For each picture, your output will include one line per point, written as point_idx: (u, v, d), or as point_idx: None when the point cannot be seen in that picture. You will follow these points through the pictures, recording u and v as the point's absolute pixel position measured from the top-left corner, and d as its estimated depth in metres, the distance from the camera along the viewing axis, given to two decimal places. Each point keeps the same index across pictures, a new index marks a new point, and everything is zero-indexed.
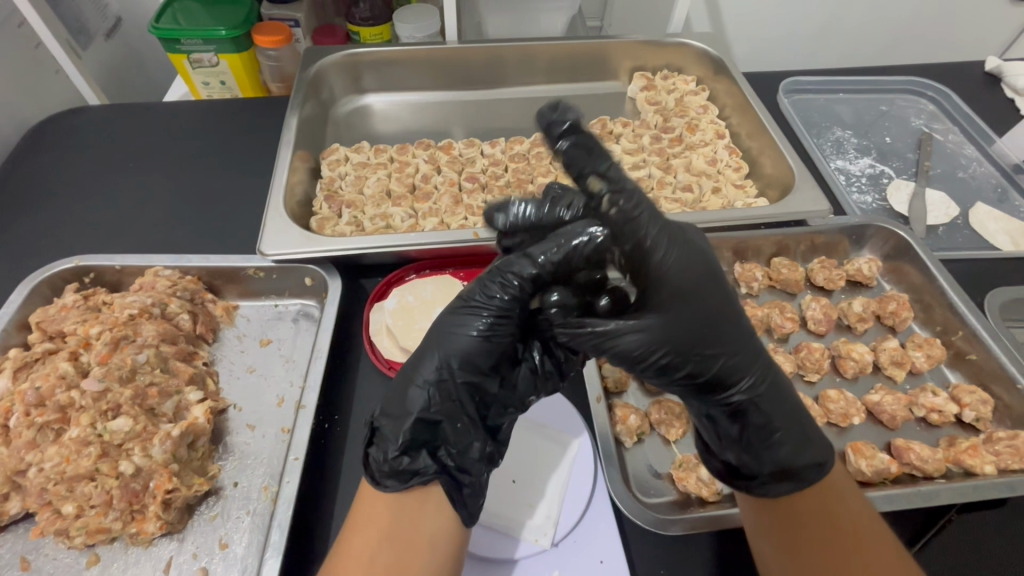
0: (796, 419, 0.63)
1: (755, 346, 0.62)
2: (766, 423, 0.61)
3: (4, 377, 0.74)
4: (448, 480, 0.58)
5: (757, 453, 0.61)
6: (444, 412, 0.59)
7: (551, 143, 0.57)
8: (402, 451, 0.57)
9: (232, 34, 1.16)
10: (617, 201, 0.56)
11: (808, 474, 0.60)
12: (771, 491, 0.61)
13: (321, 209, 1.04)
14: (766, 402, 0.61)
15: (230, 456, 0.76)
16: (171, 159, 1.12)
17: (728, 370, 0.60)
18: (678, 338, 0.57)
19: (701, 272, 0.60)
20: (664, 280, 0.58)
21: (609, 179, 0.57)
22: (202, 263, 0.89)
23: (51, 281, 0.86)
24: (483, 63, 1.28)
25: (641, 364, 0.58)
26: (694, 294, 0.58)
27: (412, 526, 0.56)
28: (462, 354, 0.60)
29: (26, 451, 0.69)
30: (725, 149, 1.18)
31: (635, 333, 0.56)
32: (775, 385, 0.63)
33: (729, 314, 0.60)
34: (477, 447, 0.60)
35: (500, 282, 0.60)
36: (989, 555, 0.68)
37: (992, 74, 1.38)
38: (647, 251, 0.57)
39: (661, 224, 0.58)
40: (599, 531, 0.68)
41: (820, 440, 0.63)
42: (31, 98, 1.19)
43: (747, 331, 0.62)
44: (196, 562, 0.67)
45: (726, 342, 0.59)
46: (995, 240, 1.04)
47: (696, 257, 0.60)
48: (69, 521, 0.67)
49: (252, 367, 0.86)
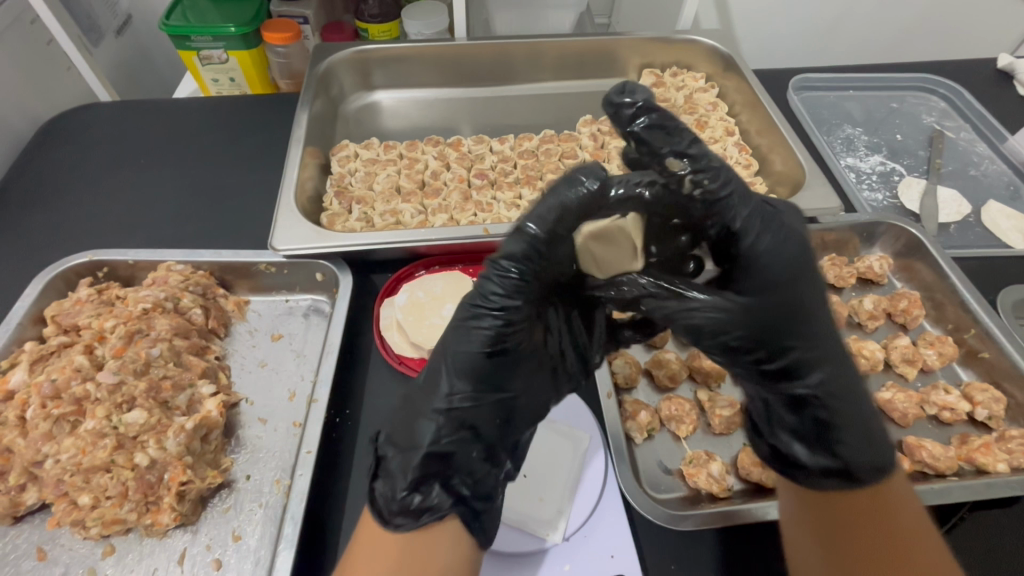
0: (864, 418, 0.62)
1: (839, 346, 0.64)
2: (829, 419, 0.62)
3: (20, 370, 0.75)
4: (465, 510, 0.58)
5: (817, 442, 0.62)
6: (455, 442, 0.59)
7: (622, 125, 0.58)
8: (412, 488, 0.56)
9: (242, 31, 1.17)
10: (701, 180, 0.58)
11: (864, 476, 0.59)
12: (822, 484, 0.61)
13: (331, 205, 1.05)
14: (836, 400, 0.62)
15: (242, 449, 0.77)
16: (182, 155, 1.12)
17: (800, 360, 0.62)
18: (757, 320, 0.60)
19: (792, 261, 0.61)
20: (755, 265, 0.60)
21: (692, 157, 0.57)
22: (214, 258, 0.90)
23: (66, 275, 0.87)
24: (492, 60, 1.28)
25: (705, 339, 0.61)
26: (779, 285, 0.60)
27: (423, 558, 0.54)
28: (472, 376, 0.60)
29: (43, 442, 0.70)
30: (735, 146, 1.18)
31: (711, 310, 0.59)
32: (852, 387, 0.63)
33: (811, 308, 0.62)
34: (492, 473, 0.60)
35: (498, 275, 0.58)
36: (1000, 551, 0.68)
37: (1004, 71, 1.37)
38: (738, 233, 0.60)
39: (756, 212, 0.60)
40: (609, 528, 0.68)
41: (885, 447, 0.61)
42: (44, 94, 1.20)
43: (828, 325, 0.64)
44: (210, 554, 0.68)
45: (806, 335, 0.62)
46: (1007, 238, 1.04)
47: (789, 251, 0.61)
48: (85, 512, 0.67)
49: (263, 362, 0.86)
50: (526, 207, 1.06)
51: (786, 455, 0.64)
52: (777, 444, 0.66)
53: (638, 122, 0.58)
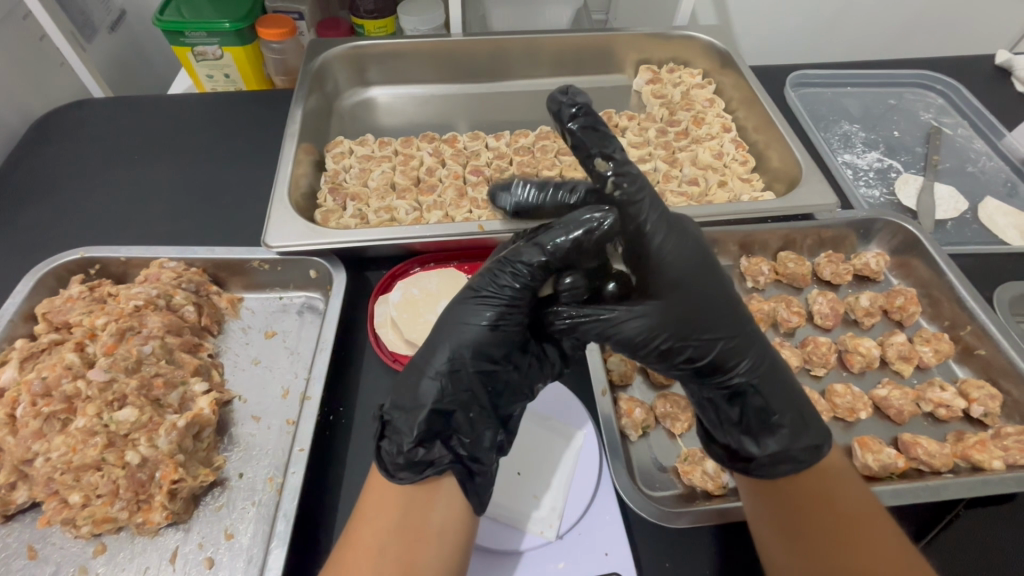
0: (793, 400, 0.64)
1: (754, 332, 0.65)
2: (766, 405, 0.63)
3: (10, 367, 0.75)
4: (461, 469, 0.59)
5: (759, 432, 0.63)
6: (456, 403, 0.60)
7: (562, 122, 0.64)
8: (417, 442, 0.57)
9: (236, 27, 1.16)
10: (622, 181, 0.64)
11: (808, 457, 0.61)
12: (770, 473, 0.61)
13: (326, 201, 1.04)
14: (766, 386, 0.63)
15: (235, 447, 0.76)
16: (175, 151, 1.12)
17: (728, 354, 0.62)
18: (678, 323, 0.61)
19: (698, 256, 0.65)
20: (664, 266, 0.63)
21: (616, 161, 0.64)
22: (206, 254, 0.89)
23: (57, 272, 0.86)
24: (488, 56, 1.27)
25: (641, 349, 0.62)
26: (692, 283, 0.63)
27: (419, 517, 0.56)
28: (473, 343, 0.61)
29: (33, 440, 0.70)
30: (732, 143, 1.17)
31: (636, 319, 0.61)
32: (773, 366, 0.65)
33: (724, 300, 0.64)
34: (489, 437, 0.61)
35: (511, 271, 0.61)
36: (996, 548, 0.68)
37: (1002, 68, 1.37)
38: (646, 235, 0.63)
39: (660, 213, 0.64)
40: (605, 526, 0.68)
41: (818, 423, 0.63)
42: (37, 90, 1.19)
43: (744, 314, 0.66)
44: (202, 553, 0.68)
45: (727, 326, 0.63)
46: (1004, 235, 1.03)
47: (696, 249, 0.65)
48: (76, 510, 0.67)
49: (257, 360, 0.86)
50: None
51: (736, 453, 0.64)
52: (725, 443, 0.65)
53: (574, 122, 0.64)
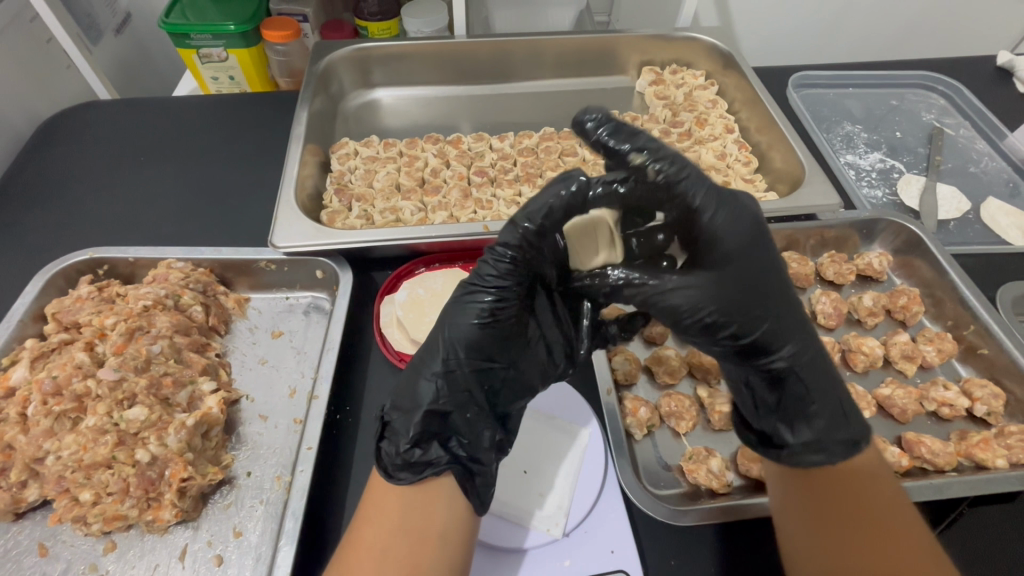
0: (834, 392, 0.63)
1: (800, 319, 0.64)
2: (805, 391, 0.63)
3: (21, 366, 0.75)
4: (461, 468, 0.59)
5: (796, 417, 0.63)
6: (452, 403, 0.61)
7: (589, 136, 0.62)
8: (413, 444, 0.58)
9: (241, 29, 1.17)
10: (663, 166, 0.59)
11: (844, 449, 0.61)
12: (807, 463, 0.61)
13: (331, 202, 1.05)
14: (807, 372, 0.63)
15: (243, 446, 0.77)
16: (182, 153, 1.12)
17: (771, 336, 0.62)
18: (726, 301, 0.60)
19: (755, 232, 0.62)
20: (711, 243, 0.60)
21: (651, 150, 0.60)
22: (214, 255, 0.90)
23: (66, 273, 0.87)
24: (492, 58, 1.28)
25: (686, 320, 0.61)
26: (746, 258, 0.61)
27: (421, 519, 0.57)
28: (466, 342, 0.62)
29: (44, 439, 0.70)
30: (735, 144, 1.18)
31: (685, 290, 0.60)
32: (817, 356, 0.64)
33: (774, 280, 0.63)
34: (488, 436, 0.62)
35: (498, 261, 0.61)
36: (1000, 546, 0.68)
37: (1004, 69, 1.37)
38: (697, 211, 0.59)
39: (712, 189, 0.60)
40: (610, 524, 0.68)
41: (857, 417, 0.63)
42: (44, 92, 1.20)
43: (792, 296, 0.65)
44: (211, 550, 0.68)
45: (771, 309, 0.62)
46: (1006, 235, 1.04)
47: (750, 225, 0.61)
48: (86, 508, 0.67)
49: (263, 359, 0.86)
50: (525, 205, 1.06)
51: (769, 438, 0.66)
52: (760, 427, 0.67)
53: (603, 134, 0.62)
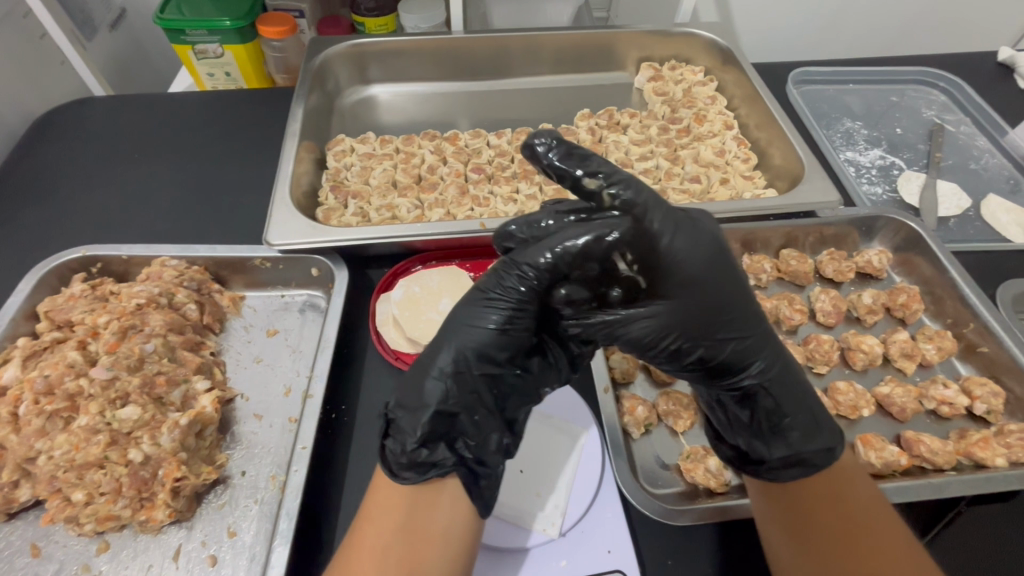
0: (805, 402, 0.64)
1: (766, 332, 0.64)
2: (777, 406, 0.63)
3: (13, 365, 0.75)
4: (465, 472, 0.59)
5: (769, 436, 0.63)
6: (462, 404, 0.60)
7: (541, 162, 0.58)
8: (420, 443, 0.57)
9: (237, 24, 1.16)
10: (618, 193, 0.58)
11: (818, 461, 0.61)
12: (782, 477, 0.61)
13: (327, 199, 1.04)
14: (777, 387, 0.63)
15: (237, 445, 0.76)
16: (176, 150, 1.12)
17: (738, 354, 0.62)
18: (688, 324, 0.59)
19: (714, 252, 0.61)
20: (672, 268, 0.58)
21: (605, 175, 0.58)
22: (208, 253, 0.89)
23: (59, 271, 0.86)
24: (489, 54, 1.27)
25: (650, 348, 0.60)
26: (704, 281, 0.60)
27: (424, 518, 0.56)
28: (479, 345, 0.60)
29: (35, 439, 0.70)
30: (734, 140, 1.17)
31: (645, 320, 0.59)
32: (785, 368, 0.64)
33: (738, 300, 0.61)
34: (495, 439, 0.61)
35: (516, 274, 0.60)
36: (999, 546, 0.68)
37: (1005, 65, 1.36)
38: (655, 235, 0.58)
39: (666, 211, 0.59)
40: (606, 523, 0.68)
41: (830, 426, 0.63)
42: (37, 89, 1.19)
43: (759, 312, 0.64)
44: (205, 550, 0.68)
45: (736, 327, 0.61)
46: (1007, 232, 1.03)
47: (706, 242, 0.60)
48: (78, 508, 0.67)
49: (259, 358, 0.86)
50: (523, 202, 1.05)
51: (746, 454, 0.65)
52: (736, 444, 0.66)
53: (554, 158, 0.57)
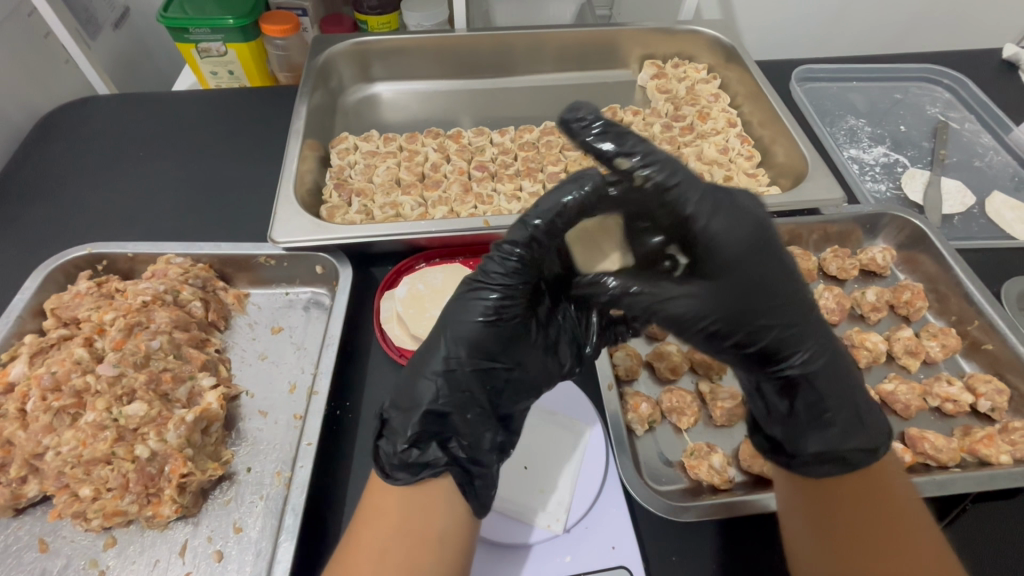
0: (850, 396, 0.63)
1: (814, 322, 0.63)
2: (818, 398, 0.63)
3: (20, 362, 0.75)
4: (460, 471, 0.59)
5: (806, 425, 0.63)
6: (452, 403, 0.61)
7: (579, 139, 0.57)
8: (411, 443, 0.58)
9: (240, 23, 1.16)
10: (652, 174, 0.56)
11: (855, 458, 0.61)
12: (815, 472, 0.61)
13: (331, 197, 1.04)
14: (819, 379, 0.62)
15: (243, 442, 0.77)
16: (181, 148, 1.12)
17: (780, 343, 0.62)
18: (732, 307, 0.60)
19: (766, 234, 0.60)
20: (718, 254, 0.58)
21: (640, 155, 0.56)
22: (213, 251, 0.90)
23: (65, 268, 0.87)
24: (492, 52, 1.27)
25: (690, 329, 0.61)
26: (756, 263, 0.59)
27: (422, 521, 0.56)
28: (468, 341, 0.62)
29: (43, 434, 0.70)
30: (737, 138, 1.17)
31: (688, 300, 0.59)
32: (833, 361, 0.63)
33: (785, 282, 0.61)
34: (488, 438, 0.62)
35: (500, 258, 0.62)
36: (1003, 544, 0.68)
37: (1010, 62, 1.36)
38: (691, 220, 0.57)
39: (716, 195, 0.57)
40: (610, 521, 0.68)
41: (875, 427, 0.62)
42: (42, 87, 1.19)
43: (806, 299, 0.64)
44: (211, 546, 0.68)
45: (782, 315, 0.61)
46: (1012, 230, 1.03)
47: (758, 229, 0.59)
48: (86, 503, 0.67)
49: (263, 355, 0.86)
50: (526, 199, 1.05)
51: (779, 445, 0.65)
52: (771, 434, 0.66)
53: (590, 135, 0.56)
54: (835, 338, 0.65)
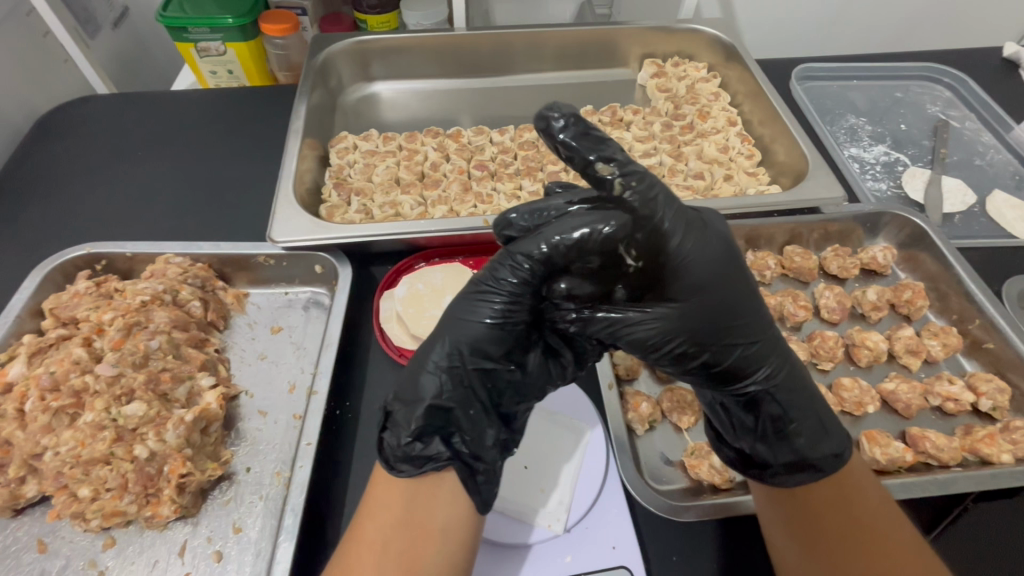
0: (813, 408, 0.63)
1: (773, 336, 0.63)
2: (784, 412, 0.62)
3: (19, 362, 0.75)
4: (462, 466, 0.58)
5: (775, 440, 0.62)
6: (455, 399, 0.59)
7: (551, 140, 0.57)
8: (415, 437, 0.57)
9: (240, 22, 1.16)
10: (629, 184, 0.57)
11: (826, 465, 0.60)
12: (787, 483, 0.61)
13: (330, 196, 1.04)
14: (783, 393, 0.62)
15: (243, 441, 0.77)
16: (180, 148, 1.12)
17: (744, 359, 0.61)
18: (694, 328, 0.60)
19: (720, 246, 0.61)
20: (683, 268, 0.59)
21: (618, 164, 0.58)
22: (212, 250, 0.89)
23: (64, 268, 0.86)
24: (491, 50, 1.27)
25: (656, 350, 0.60)
26: (710, 279, 0.59)
27: (423, 514, 0.56)
28: (473, 340, 0.61)
29: (41, 435, 0.70)
30: (737, 137, 1.16)
31: (652, 322, 0.59)
32: (793, 375, 0.63)
33: (746, 301, 0.62)
34: (491, 435, 0.60)
35: (510, 266, 0.60)
36: (1004, 543, 0.68)
37: (1011, 60, 1.36)
38: (666, 235, 0.58)
39: (678, 212, 0.59)
40: (611, 520, 0.68)
41: (838, 432, 0.62)
42: (41, 87, 1.19)
43: (765, 311, 0.63)
44: (210, 546, 0.68)
45: (743, 333, 0.61)
46: (1013, 228, 1.02)
47: (718, 245, 0.61)
48: (85, 504, 0.67)
49: (263, 355, 0.86)
50: (526, 198, 1.05)
51: (750, 457, 0.64)
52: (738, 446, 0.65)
53: (568, 136, 0.56)
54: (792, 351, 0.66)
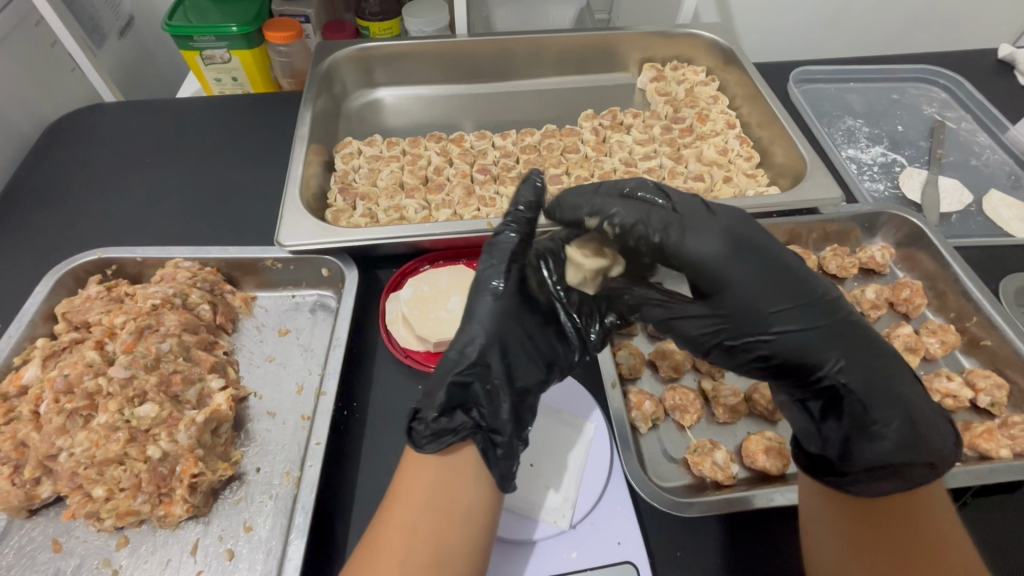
0: (900, 402, 0.59)
1: (844, 327, 0.60)
2: (862, 409, 0.60)
3: (33, 365, 0.76)
4: (483, 438, 0.62)
5: (854, 440, 0.60)
6: (475, 375, 0.63)
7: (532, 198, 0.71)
8: (439, 412, 0.61)
9: (244, 30, 1.17)
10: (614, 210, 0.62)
11: (919, 466, 0.58)
12: (861, 489, 0.59)
13: (336, 201, 1.06)
14: (862, 387, 0.60)
15: (252, 442, 0.78)
16: (186, 154, 1.13)
17: (807, 356, 0.60)
18: (743, 325, 0.60)
19: (748, 238, 0.60)
20: (719, 270, 0.58)
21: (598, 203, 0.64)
22: (220, 254, 0.91)
23: (75, 273, 0.88)
24: (493, 56, 1.29)
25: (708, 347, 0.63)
26: (743, 278, 0.58)
27: (450, 497, 0.59)
28: (496, 325, 0.65)
29: (56, 436, 0.71)
30: (736, 139, 1.18)
31: (694, 322, 0.62)
32: (874, 367, 0.60)
33: (802, 295, 0.60)
34: (507, 407, 0.63)
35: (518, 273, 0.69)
36: (1003, 536, 0.69)
37: (1005, 62, 1.38)
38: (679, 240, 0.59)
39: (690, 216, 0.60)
40: (617, 516, 0.69)
41: (933, 431, 0.59)
42: (49, 95, 1.21)
43: (819, 294, 0.60)
44: (222, 545, 0.69)
45: (805, 328, 0.59)
46: (1010, 227, 1.04)
47: (753, 240, 0.60)
48: (100, 503, 0.68)
49: (271, 357, 0.87)
50: None
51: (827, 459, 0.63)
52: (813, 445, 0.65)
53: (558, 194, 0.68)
54: (876, 339, 0.62)
